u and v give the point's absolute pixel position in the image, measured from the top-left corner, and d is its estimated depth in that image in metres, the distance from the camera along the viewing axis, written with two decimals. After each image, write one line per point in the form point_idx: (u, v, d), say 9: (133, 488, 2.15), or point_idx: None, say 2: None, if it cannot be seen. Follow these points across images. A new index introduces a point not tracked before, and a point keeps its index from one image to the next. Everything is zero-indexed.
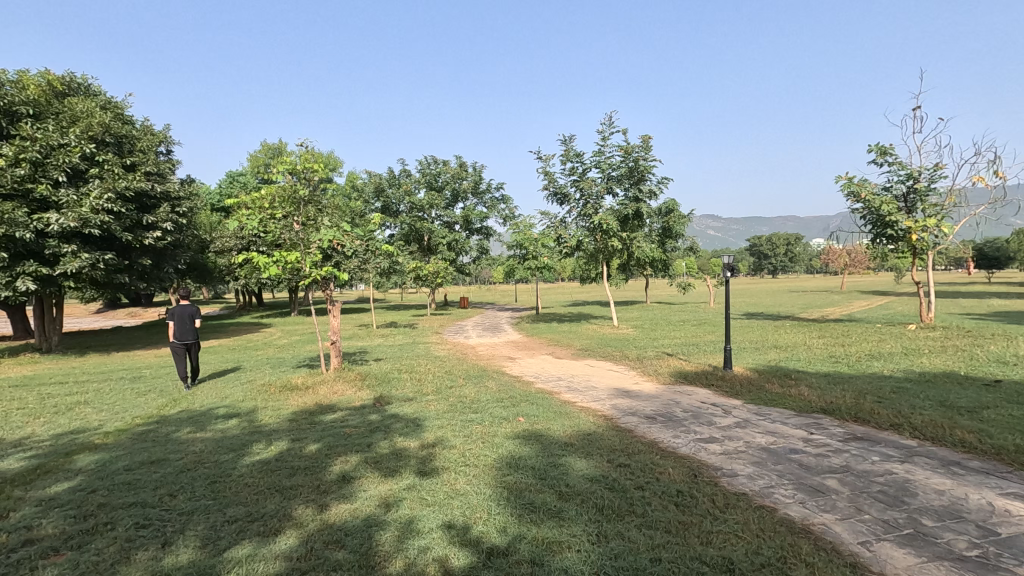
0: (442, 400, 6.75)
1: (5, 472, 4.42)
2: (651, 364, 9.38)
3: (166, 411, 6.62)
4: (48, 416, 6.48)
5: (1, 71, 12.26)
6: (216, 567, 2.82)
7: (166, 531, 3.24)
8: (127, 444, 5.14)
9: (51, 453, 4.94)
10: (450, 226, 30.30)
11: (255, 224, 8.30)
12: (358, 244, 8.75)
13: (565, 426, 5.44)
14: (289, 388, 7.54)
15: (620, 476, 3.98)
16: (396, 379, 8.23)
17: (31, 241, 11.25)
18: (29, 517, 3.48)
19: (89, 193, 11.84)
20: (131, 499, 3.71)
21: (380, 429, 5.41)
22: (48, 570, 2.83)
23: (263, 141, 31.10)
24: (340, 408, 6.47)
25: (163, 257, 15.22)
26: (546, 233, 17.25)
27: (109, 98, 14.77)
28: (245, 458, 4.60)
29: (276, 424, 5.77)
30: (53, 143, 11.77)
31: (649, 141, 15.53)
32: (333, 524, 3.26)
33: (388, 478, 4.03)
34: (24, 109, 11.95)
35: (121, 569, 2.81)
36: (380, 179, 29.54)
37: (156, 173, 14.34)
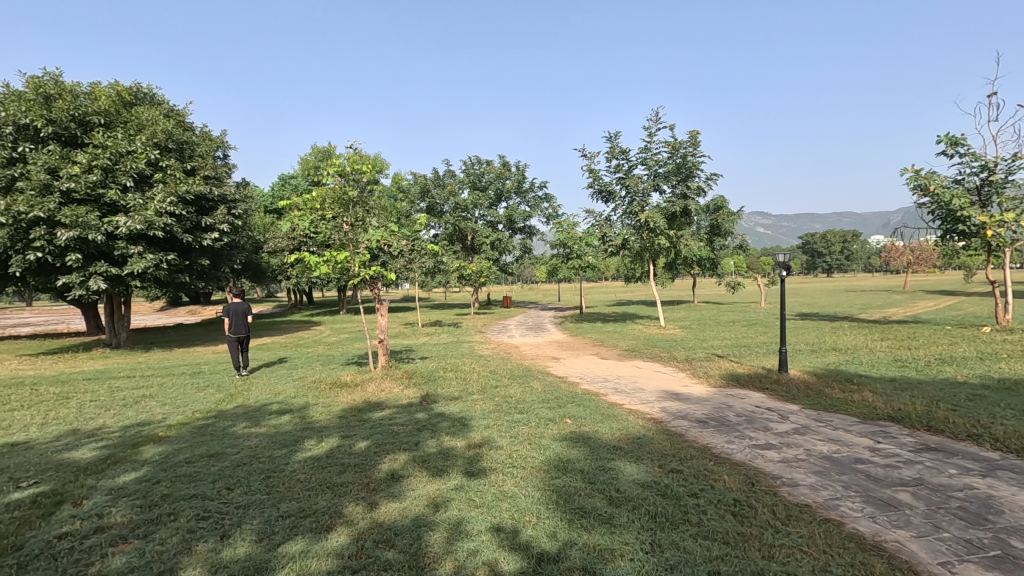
0: (488, 400, 6.74)
1: (79, 462, 4.67)
2: (703, 365, 9.09)
3: (223, 405, 6.88)
4: (117, 408, 6.84)
5: (76, 84, 13.08)
6: (271, 562, 2.86)
7: (224, 524, 3.33)
8: (188, 438, 5.35)
9: (120, 444, 5.20)
10: (493, 226, 30.44)
11: (306, 224, 8.53)
12: (404, 244, 8.85)
13: (614, 428, 5.32)
14: (339, 385, 7.70)
15: (673, 483, 3.84)
16: (442, 377, 8.28)
17: (102, 243, 11.95)
18: (100, 505, 3.65)
19: (154, 197, 12.50)
20: (191, 491, 3.85)
21: (426, 427, 5.44)
22: (115, 558, 2.94)
23: (313, 145, 32.11)
24: (388, 405, 6.55)
25: (220, 257, 15.87)
26: (590, 232, 17.05)
27: (172, 106, 15.55)
28: (298, 453, 4.71)
29: (326, 420, 5.90)
30: (122, 150, 12.46)
31: (697, 137, 15.14)
32: (382, 523, 3.27)
33: (436, 478, 4.03)
34: (96, 118, 12.69)
35: (184, 561, 2.90)
36: (425, 180, 29.91)
37: (213, 176, 15.01)
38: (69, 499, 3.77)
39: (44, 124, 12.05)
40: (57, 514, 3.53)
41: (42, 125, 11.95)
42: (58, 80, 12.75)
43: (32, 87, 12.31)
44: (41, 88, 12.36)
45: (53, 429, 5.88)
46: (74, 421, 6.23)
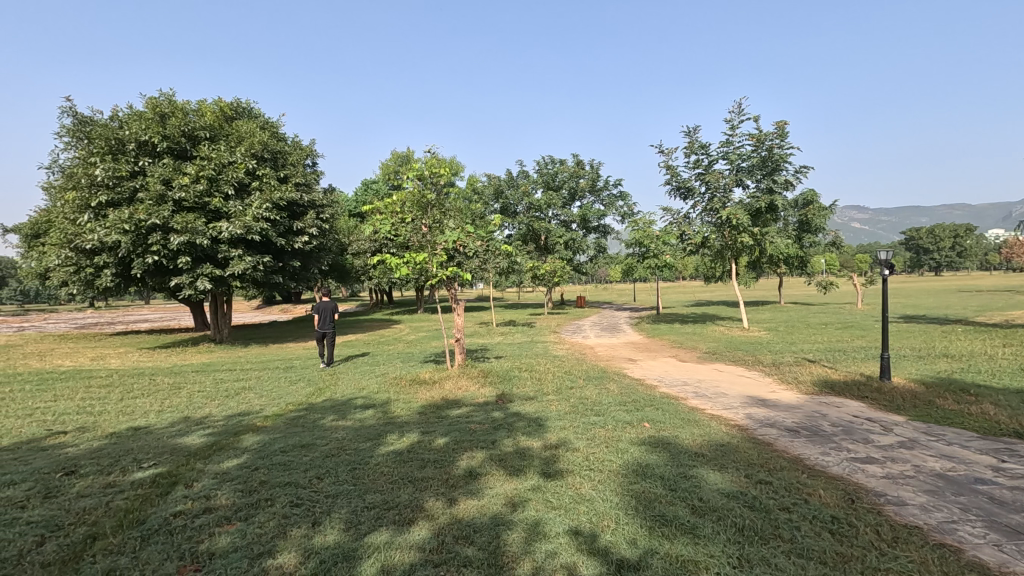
0: (564, 400, 6.71)
1: (190, 447, 5.14)
2: (791, 370, 8.56)
3: (313, 399, 7.31)
4: (221, 399, 7.46)
5: (187, 102, 14.38)
6: (358, 550, 2.99)
7: (315, 511, 3.53)
8: (282, 428, 5.72)
9: (224, 431, 5.65)
10: (567, 225, 30.32)
11: (387, 228, 8.87)
12: (479, 244, 8.98)
13: (695, 434, 5.12)
14: (418, 382, 7.96)
15: (761, 494, 3.63)
16: (518, 377, 8.33)
17: (208, 247, 13.08)
18: (208, 488, 3.99)
19: (252, 204, 13.53)
20: (286, 479, 4.10)
21: (502, 427, 5.48)
22: (221, 538, 3.19)
23: (392, 151, 33.46)
24: (465, 403, 6.68)
25: (310, 259, 16.88)
26: (667, 230, 16.55)
27: (267, 119, 16.74)
28: (381, 447, 4.90)
29: (407, 416, 6.10)
30: (225, 161, 13.56)
31: (785, 127, 14.28)
32: (462, 520, 3.33)
33: (513, 477, 4.05)
34: (203, 133, 13.91)
35: (280, 544, 3.10)
36: (499, 181, 30.26)
37: (304, 183, 16.03)
38: (183, 481, 4.14)
39: (160, 139, 13.32)
40: (173, 493, 3.89)
41: (158, 141, 13.22)
42: (172, 100, 14.08)
43: (150, 107, 13.66)
44: (158, 107, 13.68)
45: (168, 416, 6.50)
46: (185, 409, 6.85)
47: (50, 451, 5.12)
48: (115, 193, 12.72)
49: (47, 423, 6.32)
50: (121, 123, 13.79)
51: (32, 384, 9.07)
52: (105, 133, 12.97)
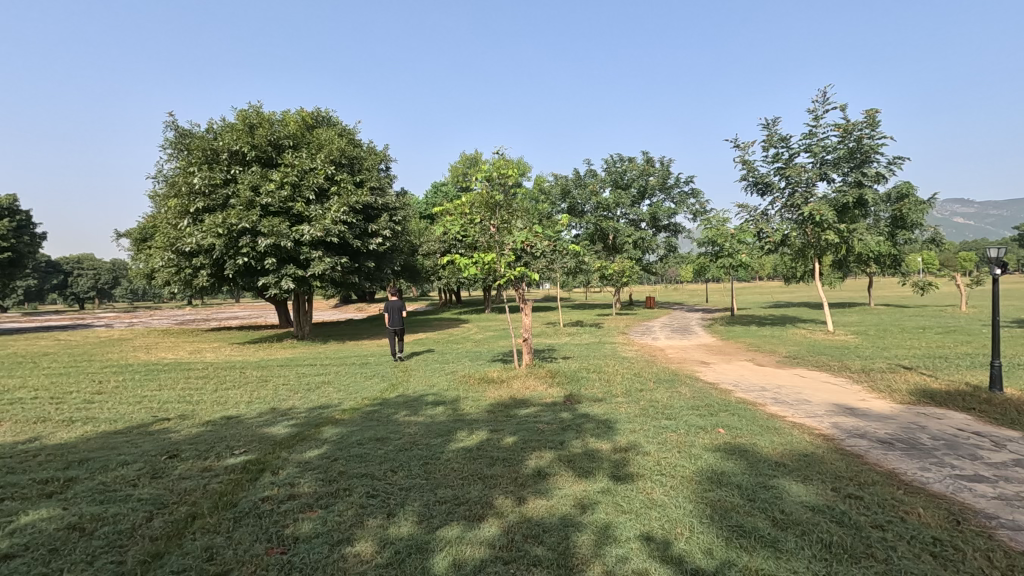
0: (634, 403, 6.57)
1: (276, 436, 5.48)
2: (884, 378, 7.91)
3: (386, 394, 7.58)
4: (303, 392, 7.90)
5: (273, 113, 15.35)
6: (431, 543, 3.07)
7: (390, 503, 3.65)
8: (359, 422, 5.97)
9: (306, 423, 5.99)
10: (636, 224, 29.72)
11: (457, 229, 9.04)
12: (547, 244, 8.97)
13: (775, 443, 4.85)
14: (486, 381, 8.07)
15: (850, 510, 3.38)
16: (586, 378, 8.23)
17: (291, 249, 13.89)
18: (292, 475, 4.23)
19: (330, 208, 14.25)
20: (362, 470, 4.28)
21: (571, 428, 5.44)
22: (304, 524, 3.37)
23: (461, 153, 34.19)
24: (532, 403, 6.70)
25: (383, 259, 17.53)
26: (743, 228, 15.83)
27: (344, 126, 17.57)
28: (451, 443, 5.01)
29: (476, 414, 6.21)
30: (306, 168, 14.37)
31: (876, 115, 13.27)
32: (531, 519, 3.34)
33: (582, 479, 4.01)
34: (287, 141, 14.80)
35: (358, 533, 3.23)
36: (566, 181, 30.15)
37: (378, 187, 16.67)
38: (270, 468, 4.42)
39: (249, 149, 14.29)
40: (261, 479, 4.17)
41: (247, 150, 14.19)
42: (260, 111, 15.08)
43: (241, 119, 14.71)
44: (247, 118, 14.69)
45: (257, 407, 6.97)
46: (271, 401, 7.31)
47: (157, 436, 5.62)
48: (211, 200, 13.77)
49: (154, 410, 6.95)
50: (215, 134, 14.92)
51: (141, 373, 10.00)
52: (202, 144, 14.07)
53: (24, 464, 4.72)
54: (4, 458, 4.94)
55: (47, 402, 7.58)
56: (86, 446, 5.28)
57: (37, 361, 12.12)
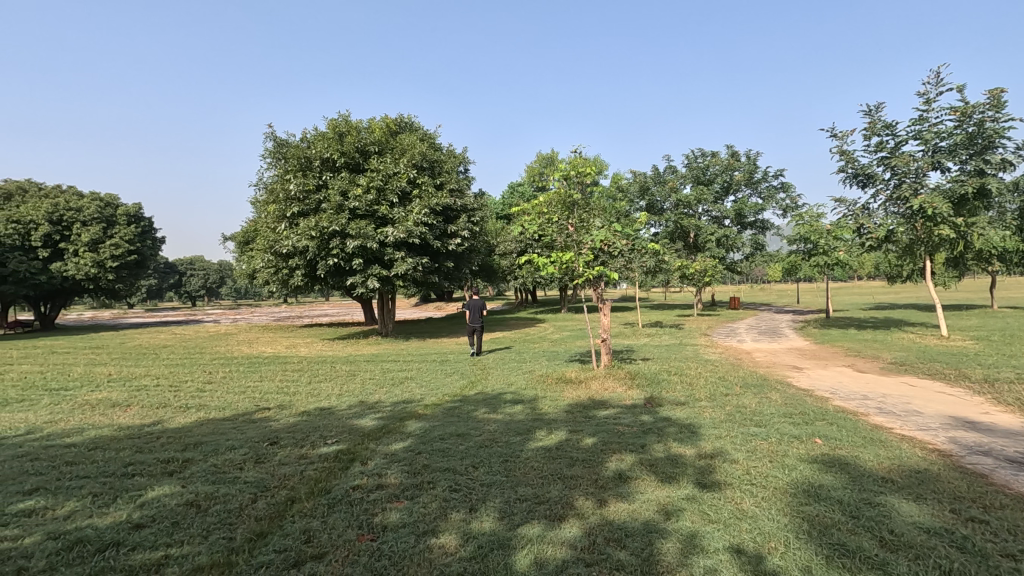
0: (719, 408, 6.28)
1: (364, 428, 5.77)
2: (1013, 390, 7.04)
3: (466, 391, 7.76)
4: (388, 386, 8.26)
5: (360, 121, 16.18)
6: (512, 540, 3.10)
7: (472, 498, 3.73)
8: (440, 417, 6.14)
9: (391, 416, 6.25)
10: (720, 221, 28.48)
11: (534, 228, 9.06)
12: (625, 243, 8.78)
13: (880, 456, 4.46)
14: (563, 380, 8.04)
15: (973, 535, 3.04)
16: (667, 381, 7.97)
17: (376, 250, 14.55)
18: (379, 466, 4.43)
19: (413, 210, 14.81)
20: (445, 465, 4.40)
21: (652, 431, 5.29)
22: (391, 513, 3.52)
23: (538, 153, 34.41)
24: (612, 404, 6.59)
25: (462, 260, 17.92)
26: (840, 223, 14.70)
27: (425, 131, 18.17)
28: (531, 442, 5.04)
29: (555, 414, 6.19)
30: (390, 172, 15.03)
31: (1002, 95, 11.87)
32: (613, 522, 3.29)
33: (666, 484, 3.89)
34: (373, 147, 15.54)
35: (442, 525, 3.32)
36: (645, 178, 29.44)
37: (457, 189, 17.09)
38: (359, 458, 4.65)
39: (339, 156, 15.11)
40: (351, 468, 4.40)
41: (337, 157, 15.02)
42: (348, 120, 15.95)
43: (331, 127, 15.61)
44: (337, 127, 15.58)
45: (346, 399, 7.37)
46: (359, 395, 7.70)
47: (259, 424, 6.09)
48: (305, 205, 14.70)
49: (256, 400, 7.52)
50: (308, 143, 15.94)
51: (245, 365, 10.88)
52: (297, 152, 15.06)
53: (149, 445, 5.26)
54: (133, 438, 5.54)
55: (167, 389, 8.44)
56: (200, 430, 5.81)
57: (158, 352, 13.50)
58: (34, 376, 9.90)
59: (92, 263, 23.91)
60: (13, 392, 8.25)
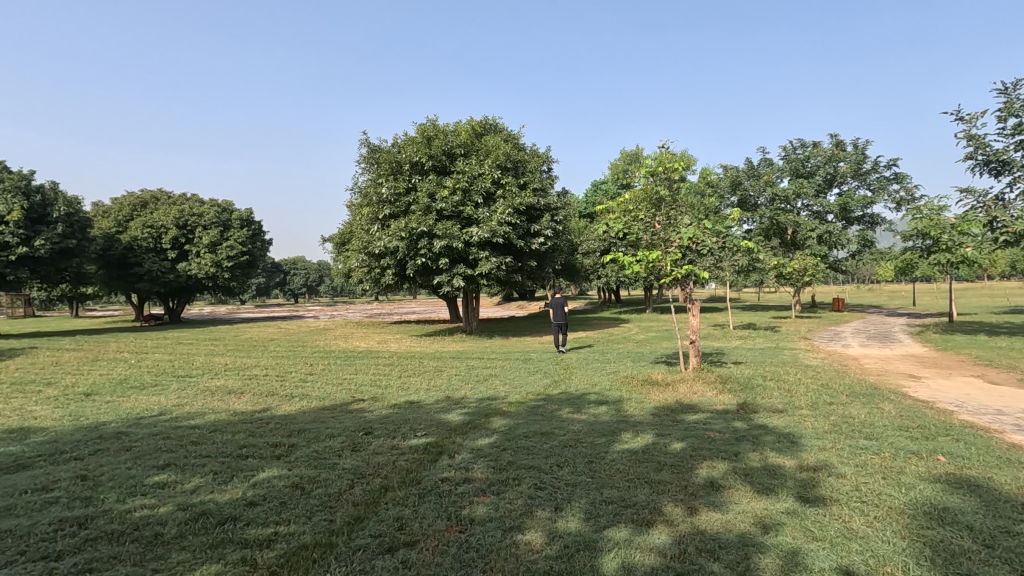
0: (822, 417, 5.83)
1: (452, 422, 5.94)
2: None
3: (549, 390, 7.78)
4: (473, 383, 8.45)
5: (446, 125, 16.68)
6: (599, 542, 3.06)
7: (557, 497, 3.72)
8: (524, 415, 6.19)
9: (477, 412, 6.38)
10: (822, 216, 26.48)
11: (620, 227, 8.88)
12: (716, 241, 8.38)
13: (1019, 480, 3.93)
14: (649, 383, 7.82)
15: None
16: (762, 386, 7.52)
17: (462, 249, 14.94)
18: (466, 460, 4.53)
19: (496, 210, 15.07)
20: (530, 462, 4.43)
21: (747, 439, 5.01)
22: (478, 507, 3.59)
23: (623, 151, 33.82)
24: (702, 409, 6.32)
25: (545, 259, 17.94)
26: (968, 217, 13.14)
27: (509, 131, 18.41)
28: (617, 444, 4.95)
29: (641, 416, 6.04)
30: (475, 173, 15.37)
31: None
32: (705, 531, 3.15)
33: (763, 496, 3.66)
34: (458, 150, 15.96)
35: (527, 522, 3.34)
36: (737, 172, 27.98)
37: (541, 188, 17.14)
38: (447, 452, 4.79)
39: (427, 159, 15.66)
40: (440, 461, 4.54)
41: (425, 160, 15.57)
42: (436, 124, 16.50)
43: (420, 132, 16.22)
44: (425, 131, 16.15)
45: (434, 394, 7.63)
46: (445, 390, 7.94)
47: (355, 414, 6.46)
48: (396, 207, 15.37)
49: (352, 392, 7.98)
50: (399, 148, 16.64)
51: (342, 359, 11.58)
52: (389, 157, 15.77)
53: (260, 429, 5.75)
54: (247, 423, 6.07)
55: (274, 379, 9.17)
56: (303, 418, 6.26)
57: (266, 345, 14.70)
58: (165, 364, 11.11)
59: (211, 263, 26.47)
60: (149, 378, 9.32)
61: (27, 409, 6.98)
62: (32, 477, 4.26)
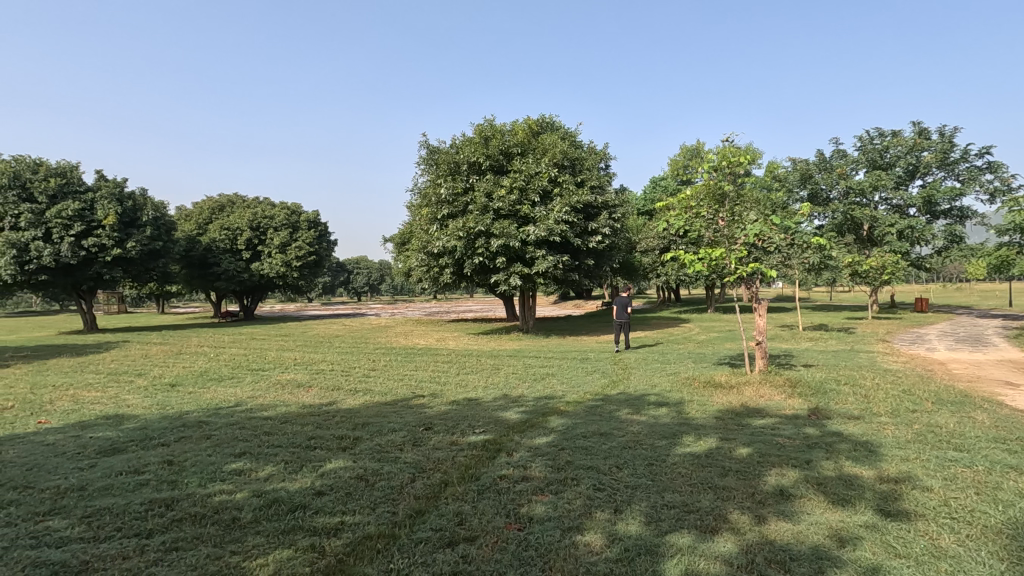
0: (904, 426, 5.43)
1: (509, 420, 5.97)
2: None
3: (608, 390, 7.67)
4: (530, 382, 8.46)
5: (503, 125, 16.78)
6: (661, 547, 2.98)
7: (617, 499, 3.66)
8: (582, 415, 6.13)
9: (535, 411, 6.38)
10: (903, 210, 24.73)
11: (680, 224, 8.63)
12: (784, 237, 8.00)
13: None
14: (712, 385, 7.56)
15: None
16: (835, 391, 7.10)
17: (519, 248, 14.99)
18: (524, 458, 4.55)
19: (553, 209, 15.02)
20: (588, 463, 4.38)
21: (820, 446, 4.75)
22: (537, 506, 3.59)
23: (683, 146, 32.93)
24: (769, 413, 6.05)
25: (603, 257, 17.71)
26: None
27: (566, 129, 18.30)
28: (677, 447, 4.81)
29: (703, 419, 5.85)
30: (532, 172, 15.38)
31: None
32: (774, 541, 3.01)
33: (838, 507, 3.46)
34: (515, 149, 16.00)
35: (587, 523, 3.30)
36: (807, 165, 26.58)
37: (598, 186, 16.93)
38: (505, 450, 4.81)
39: (485, 159, 15.80)
40: (498, 458, 4.58)
41: (483, 160, 15.72)
42: (493, 124, 16.64)
43: (478, 132, 16.40)
44: (482, 132, 16.32)
45: (491, 391, 7.70)
46: (503, 388, 7.98)
47: (415, 410, 6.62)
48: (454, 207, 15.60)
49: (413, 388, 8.18)
50: (457, 148, 16.88)
51: (402, 356, 11.89)
52: (447, 158, 16.04)
53: (327, 422, 6.00)
54: (315, 415, 6.35)
55: (339, 373, 9.55)
56: (367, 412, 6.47)
57: (332, 342, 15.33)
58: (240, 358, 11.80)
59: (281, 263, 27.89)
60: (226, 371, 9.91)
61: (121, 397, 7.59)
62: (126, 460, 4.63)
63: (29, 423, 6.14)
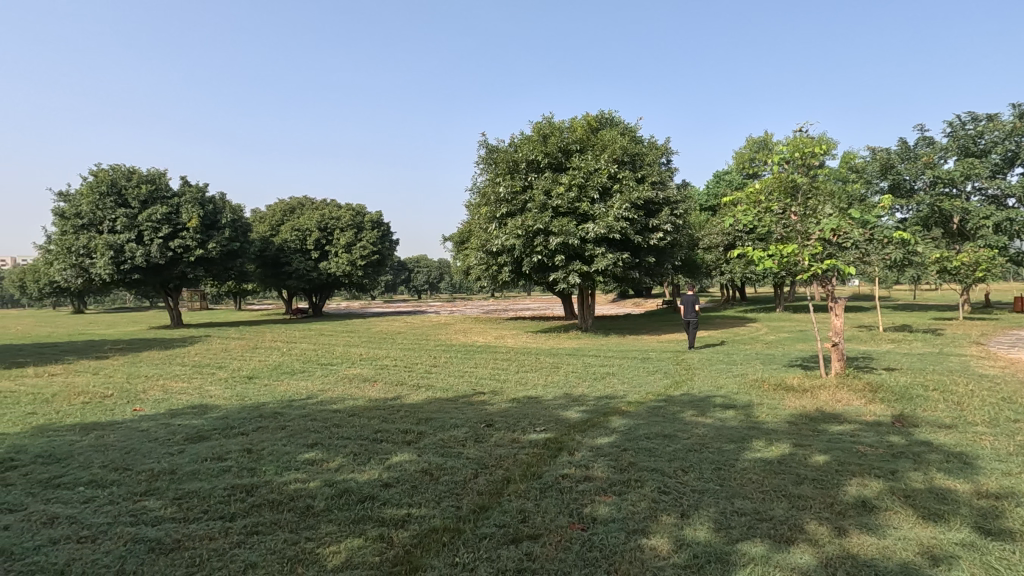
0: (1005, 436, 4.96)
1: (570, 419, 5.92)
2: None
3: (671, 391, 7.47)
4: (589, 381, 8.37)
5: (562, 122, 16.68)
6: (732, 556, 2.87)
7: (683, 503, 3.55)
8: (645, 416, 6.00)
9: (596, 411, 6.30)
10: (999, 201, 22.64)
11: (748, 219, 8.28)
12: (864, 231, 7.51)
13: None
14: (784, 388, 7.20)
15: None
16: (923, 397, 6.59)
17: (578, 246, 14.86)
18: (586, 458, 4.50)
19: (613, 206, 14.78)
20: (653, 464, 4.28)
21: (907, 456, 4.41)
22: (601, 507, 3.54)
23: (749, 138, 31.67)
24: (848, 419, 5.69)
25: (664, 255, 17.25)
26: None
27: (626, 125, 17.96)
28: (747, 452, 4.61)
29: (775, 423, 5.58)
30: (591, 169, 15.21)
31: None
32: (856, 555, 2.83)
33: (930, 522, 3.20)
34: (574, 146, 15.87)
35: (653, 527, 3.22)
36: (888, 154, 24.83)
37: (659, 181, 16.51)
38: (566, 449, 4.77)
39: (543, 156, 15.77)
40: (560, 457, 4.55)
41: (541, 158, 15.70)
42: (552, 122, 16.57)
43: (536, 131, 16.39)
44: (541, 130, 16.29)
45: (550, 390, 7.69)
46: (562, 387, 7.94)
47: (476, 406, 6.70)
48: (512, 205, 15.66)
49: (473, 384, 8.29)
50: (515, 147, 16.94)
51: (462, 353, 12.08)
52: (506, 156, 16.11)
53: (392, 416, 6.18)
54: (381, 409, 6.56)
55: (402, 369, 9.81)
56: (429, 408, 6.61)
57: (395, 338, 15.79)
58: (310, 353, 12.37)
59: (346, 262, 28.98)
60: (297, 365, 10.42)
61: (205, 388, 8.14)
62: (210, 447, 4.96)
63: (127, 410, 6.69)
